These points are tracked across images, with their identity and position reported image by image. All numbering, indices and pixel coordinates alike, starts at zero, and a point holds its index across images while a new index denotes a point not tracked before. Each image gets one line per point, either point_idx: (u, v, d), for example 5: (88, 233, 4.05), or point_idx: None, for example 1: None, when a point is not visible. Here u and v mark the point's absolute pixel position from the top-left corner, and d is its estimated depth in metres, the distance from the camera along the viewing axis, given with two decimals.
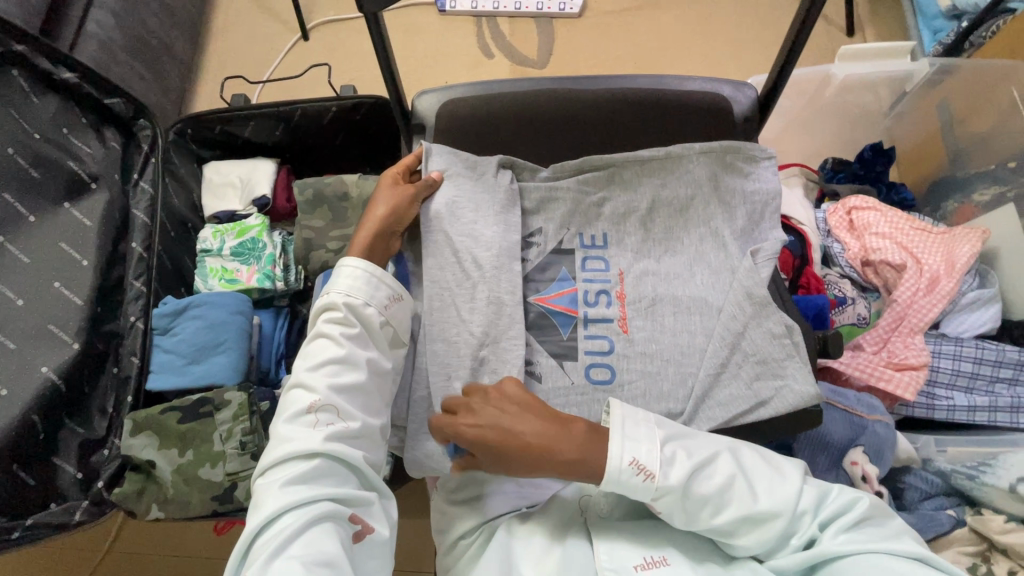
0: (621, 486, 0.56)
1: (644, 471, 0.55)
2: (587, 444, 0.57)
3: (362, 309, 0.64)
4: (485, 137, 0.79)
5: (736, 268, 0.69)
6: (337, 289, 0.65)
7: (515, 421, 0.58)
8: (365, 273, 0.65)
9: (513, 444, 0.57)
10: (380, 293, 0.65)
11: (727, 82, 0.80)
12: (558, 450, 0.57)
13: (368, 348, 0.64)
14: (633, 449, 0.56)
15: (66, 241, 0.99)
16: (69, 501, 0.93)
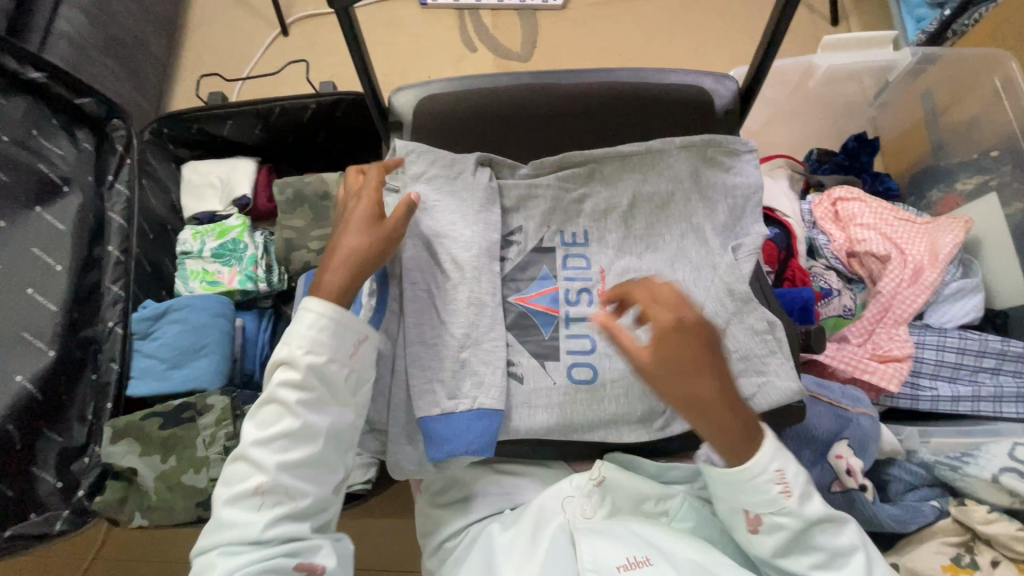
0: (749, 491, 0.56)
1: (784, 485, 0.56)
2: (739, 430, 0.52)
3: (323, 368, 0.59)
4: (464, 134, 0.78)
5: (718, 264, 0.69)
6: (296, 345, 0.59)
7: (711, 367, 0.49)
8: (330, 321, 0.59)
9: (694, 387, 0.49)
10: (344, 351, 0.60)
11: (708, 75, 0.79)
12: (716, 415, 0.51)
13: (326, 413, 0.60)
14: (786, 462, 0.56)
15: (38, 246, 0.96)
16: (48, 511, 0.91)
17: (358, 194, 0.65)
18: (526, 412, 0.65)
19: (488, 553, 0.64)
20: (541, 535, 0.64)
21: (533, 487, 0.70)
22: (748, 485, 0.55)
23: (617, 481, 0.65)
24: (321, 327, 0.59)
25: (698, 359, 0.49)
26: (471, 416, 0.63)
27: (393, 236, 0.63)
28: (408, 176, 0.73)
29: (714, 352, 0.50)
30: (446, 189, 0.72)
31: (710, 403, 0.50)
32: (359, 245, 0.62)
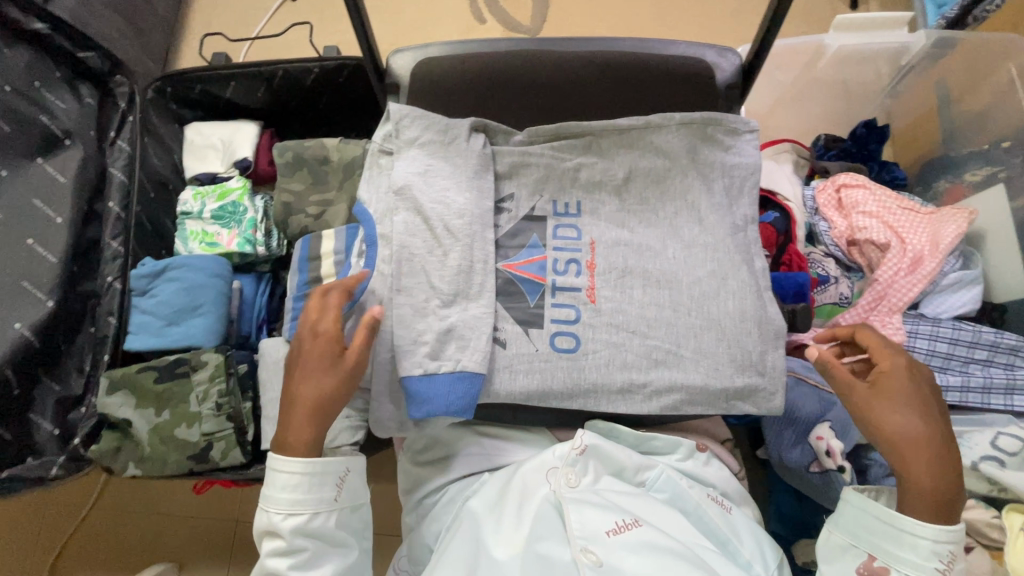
0: (907, 549, 0.57)
1: (946, 567, 0.56)
2: (943, 490, 0.57)
3: (307, 524, 0.62)
4: (460, 99, 0.77)
5: (711, 240, 0.67)
6: (276, 507, 0.62)
7: (925, 412, 0.60)
8: (306, 479, 0.62)
9: (905, 415, 0.59)
10: (325, 491, 0.64)
11: (711, 47, 0.77)
12: (920, 458, 0.58)
13: (322, 562, 0.63)
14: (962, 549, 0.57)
15: (39, 197, 0.97)
16: (45, 456, 0.93)
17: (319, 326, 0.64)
18: (507, 377, 0.65)
19: (473, 521, 0.64)
20: (526, 505, 0.65)
21: (513, 452, 0.71)
22: (909, 542, 0.57)
23: (599, 449, 0.67)
24: (300, 486, 0.62)
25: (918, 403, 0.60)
26: (453, 377, 0.63)
27: (357, 364, 0.63)
28: (402, 140, 0.72)
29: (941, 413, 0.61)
30: (439, 154, 0.71)
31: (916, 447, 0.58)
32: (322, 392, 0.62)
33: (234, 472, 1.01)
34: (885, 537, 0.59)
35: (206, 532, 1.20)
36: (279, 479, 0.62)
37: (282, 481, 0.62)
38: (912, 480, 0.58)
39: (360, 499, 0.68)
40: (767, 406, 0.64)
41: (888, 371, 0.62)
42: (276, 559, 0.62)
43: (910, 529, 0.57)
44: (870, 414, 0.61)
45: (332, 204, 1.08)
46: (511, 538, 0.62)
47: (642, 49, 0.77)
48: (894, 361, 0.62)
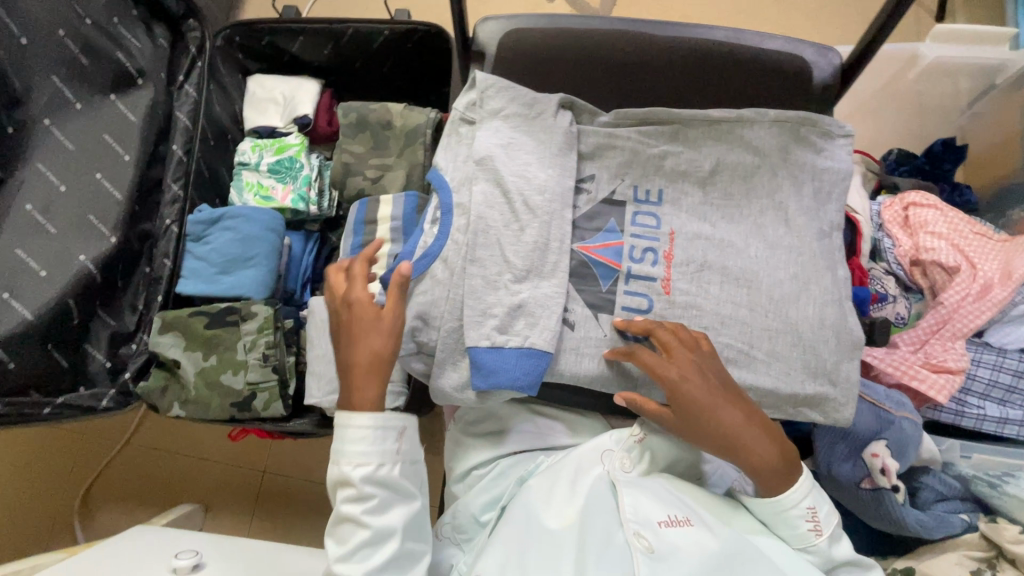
0: (784, 525, 0.61)
1: (815, 524, 0.60)
2: (778, 465, 0.60)
3: (376, 473, 0.62)
4: (547, 74, 0.76)
5: (796, 243, 0.66)
6: (347, 457, 0.62)
7: (719, 400, 0.60)
8: (372, 429, 0.62)
9: (713, 420, 0.60)
10: (390, 445, 0.63)
11: (811, 45, 0.74)
12: (748, 449, 0.60)
13: (393, 510, 0.63)
14: (817, 500, 0.61)
15: (109, 133, 0.97)
16: (96, 388, 0.94)
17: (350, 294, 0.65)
18: (574, 359, 0.65)
19: (527, 497, 0.66)
20: (579, 484, 0.66)
21: (561, 433, 0.73)
22: (784, 520, 0.61)
23: (657, 442, 0.68)
24: (366, 438, 0.62)
25: (721, 399, 0.60)
26: (521, 353, 0.63)
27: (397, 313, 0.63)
28: (486, 110, 0.70)
29: (732, 389, 0.61)
30: (523, 128, 0.70)
31: (737, 440, 0.60)
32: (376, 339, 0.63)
33: (272, 423, 1.01)
34: (765, 525, 0.63)
35: (236, 479, 1.22)
36: (348, 434, 0.62)
37: (351, 433, 0.62)
38: (753, 472, 0.60)
39: (422, 450, 0.67)
40: (835, 416, 0.63)
41: (674, 390, 0.60)
42: (350, 506, 0.62)
43: (772, 512, 0.61)
44: (687, 432, 0.61)
45: (391, 169, 1.07)
46: (563, 511, 0.64)
47: (739, 40, 0.73)
48: (673, 366, 0.60)
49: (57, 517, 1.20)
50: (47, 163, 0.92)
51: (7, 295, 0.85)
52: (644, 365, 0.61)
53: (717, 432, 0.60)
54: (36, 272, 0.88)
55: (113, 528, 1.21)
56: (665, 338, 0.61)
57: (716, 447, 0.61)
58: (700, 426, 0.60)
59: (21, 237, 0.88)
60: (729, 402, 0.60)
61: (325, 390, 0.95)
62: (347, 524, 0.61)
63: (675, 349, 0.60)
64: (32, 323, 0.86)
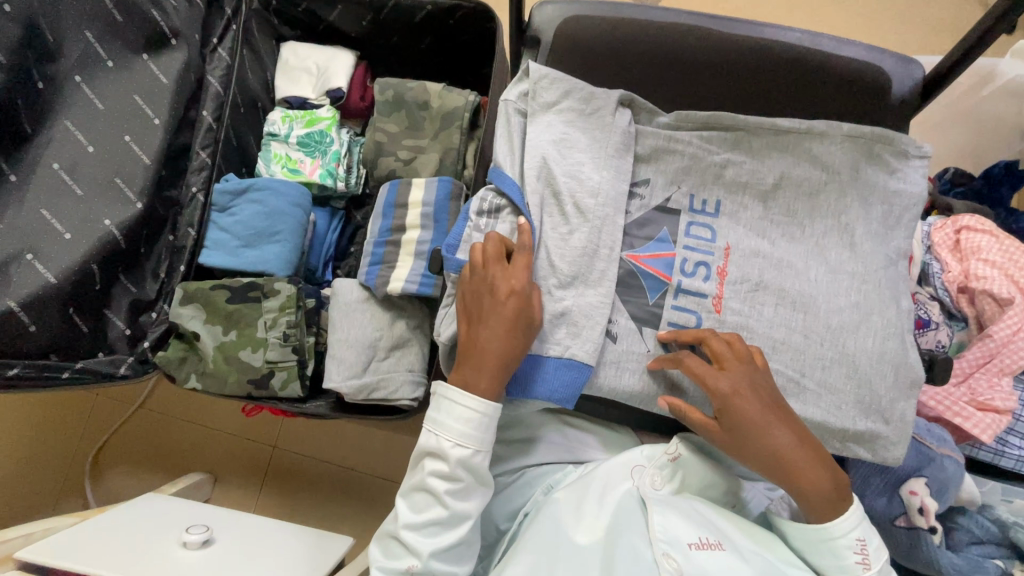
0: (830, 554, 0.59)
1: (863, 557, 0.58)
2: (828, 491, 0.57)
3: (470, 460, 0.60)
4: (603, 67, 0.71)
5: (860, 269, 0.62)
6: (447, 434, 0.59)
7: (773, 419, 0.57)
8: (480, 418, 0.59)
9: (765, 438, 0.56)
10: (489, 435, 0.61)
11: (892, 55, 0.69)
12: (799, 472, 0.57)
13: (472, 496, 0.62)
14: (867, 533, 0.58)
15: (140, 94, 0.94)
16: (115, 354, 0.93)
17: (493, 269, 0.59)
18: (615, 374, 0.62)
19: (553, 506, 0.65)
20: (607, 498, 0.65)
21: (594, 446, 0.71)
22: (830, 547, 0.58)
23: (690, 462, 0.66)
24: (471, 423, 0.59)
25: (774, 417, 0.57)
26: (559, 363, 0.60)
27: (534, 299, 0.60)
28: (539, 103, 0.66)
29: (786, 406, 0.58)
30: (578, 124, 0.66)
31: (789, 462, 0.57)
32: (522, 334, 0.58)
33: (289, 404, 0.99)
34: (810, 553, 0.60)
35: (246, 452, 1.22)
36: (454, 409, 0.59)
37: (458, 412, 0.59)
38: (800, 497, 0.58)
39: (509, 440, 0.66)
40: (884, 455, 0.60)
41: (724, 404, 0.57)
42: (436, 481, 0.60)
43: (819, 540, 0.59)
44: (733, 448, 0.58)
45: (424, 152, 1.03)
46: (592, 523, 0.63)
47: (815, 46, 0.69)
48: (724, 380, 0.57)
49: (67, 475, 1.21)
50: (76, 120, 0.88)
51: (31, 256, 0.82)
52: (693, 374, 0.57)
53: (768, 451, 0.57)
54: (60, 234, 0.85)
55: (123, 489, 1.21)
56: (716, 347, 0.58)
57: (764, 466, 0.58)
58: (750, 443, 0.57)
59: (47, 197, 0.85)
60: (784, 422, 0.57)
61: (345, 375, 0.90)
62: (427, 495, 0.60)
63: (727, 360, 0.57)
64: (55, 286, 0.83)
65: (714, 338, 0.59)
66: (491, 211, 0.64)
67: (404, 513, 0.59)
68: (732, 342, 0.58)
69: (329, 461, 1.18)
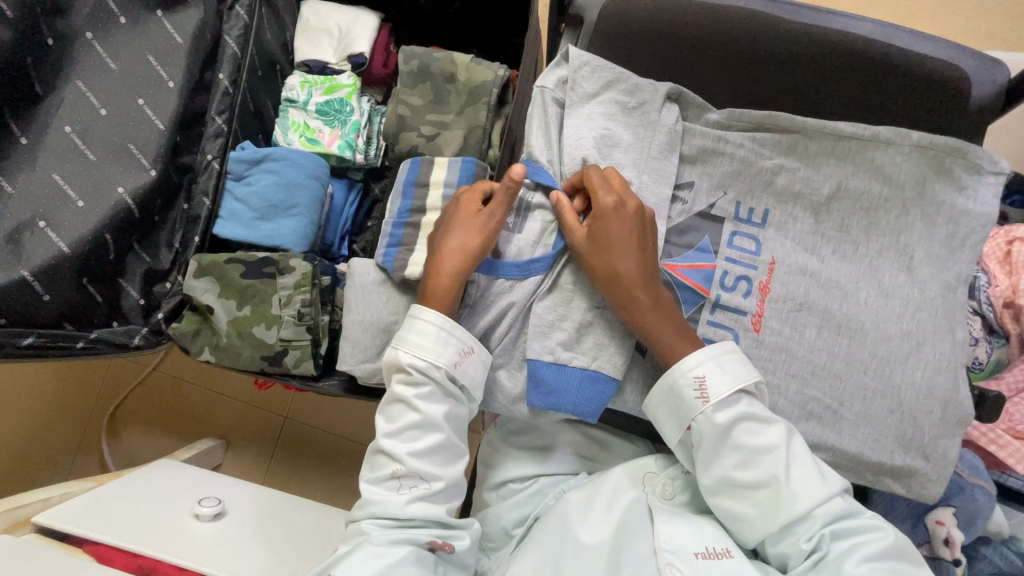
0: (681, 406, 0.56)
1: (702, 393, 0.55)
2: (669, 327, 0.56)
3: (432, 368, 0.58)
4: (649, 57, 0.66)
5: (916, 295, 0.57)
6: (407, 346, 0.59)
7: (635, 244, 0.56)
8: (437, 328, 0.58)
9: (622, 257, 0.56)
10: (451, 345, 0.58)
11: (973, 55, 0.62)
12: (643, 297, 0.56)
13: (443, 403, 0.60)
14: (711, 370, 0.55)
15: (153, 55, 0.88)
16: (129, 325, 0.90)
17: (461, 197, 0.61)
18: (640, 388, 0.61)
19: (564, 509, 0.63)
20: (615, 503, 0.63)
21: (612, 456, 0.70)
22: (678, 393, 0.56)
23: None
24: (430, 332, 0.58)
25: (642, 244, 0.57)
26: (585, 376, 0.58)
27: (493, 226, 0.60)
28: (579, 93, 0.62)
29: (653, 245, 0.58)
30: (619, 119, 0.62)
31: (638, 286, 0.56)
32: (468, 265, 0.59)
33: (302, 381, 0.96)
34: (658, 400, 0.57)
35: (257, 422, 1.22)
36: (413, 321, 0.59)
37: (418, 326, 0.59)
38: (637, 327, 0.56)
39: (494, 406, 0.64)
40: (919, 491, 0.57)
41: (602, 216, 0.56)
42: (403, 389, 0.59)
43: (662, 383, 0.57)
44: (584, 262, 0.57)
45: (447, 129, 0.97)
46: (598, 525, 0.62)
47: (887, 40, 0.62)
48: (609, 199, 0.56)
49: (84, 432, 1.21)
50: (88, 82, 0.84)
51: (43, 223, 0.80)
52: (588, 185, 0.57)
53: (621, 271, 0.56)
54: (73, 202, 0.82)
55: (140, 449, 1.22)
56: (611, 176, 0.58)
57: (611, 288, 0.56)
58: (603, 260, 0.56)
59: (59, 162, 0.81)
60: (643, 257, 0.57)
61: (358, 357, 0.87)
62: (398, 402, 0.59)
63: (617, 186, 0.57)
64: (67, 255, 0.81)
65: (612, 172, 0.59)
66: (519, 211, 0.62)
67: (377, 419, 0.59)
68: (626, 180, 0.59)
69: (340, 434, 1.19)
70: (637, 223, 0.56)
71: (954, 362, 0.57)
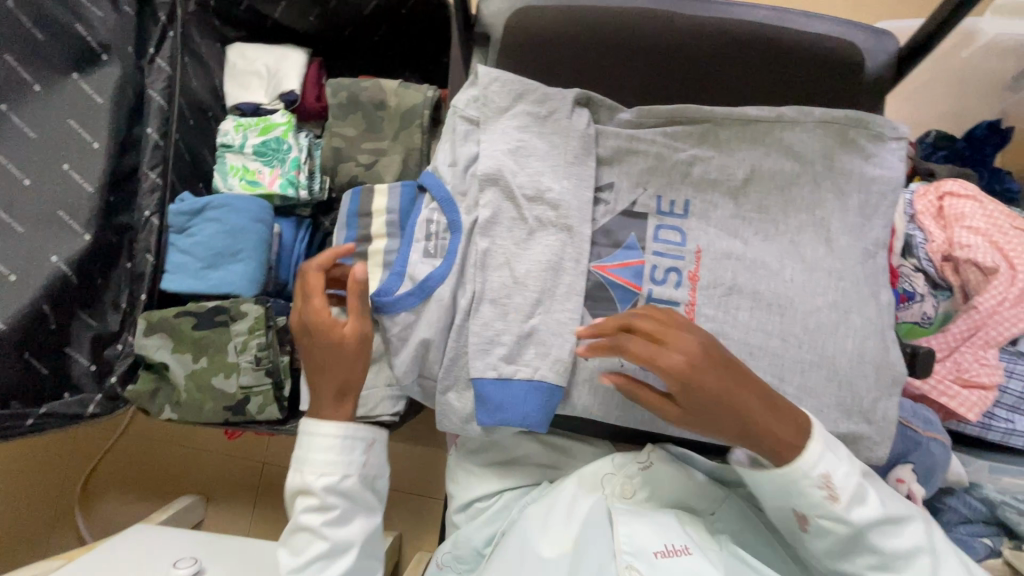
0: (795, 495, 0.56)
1: (829, 490, 0.54)
2: (799, 426, 0.54)
3: (339, 486, 0.63)
4: (558, 65, 0.67)
5: (837, 266, 0.59)
6: (311, 471, 0.63)
7: (729, 379, 0.52)
8: (340, 445, 0.63)
9: (738, 403, 0.52)
10: (355, 462, 0.64)
11: (863, 29, 0.65)
12: (773, 426, 0.53)
13: (351, 520, 0.65)
14: (832, 465, 0.54)
15: (75, 118, 0.86)
16: (82, 393, 0.87)
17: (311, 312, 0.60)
18: (587, 392, 0.60)
19: (523, 526, 0.63)
20: (576, 510, 0.63)
21: (574, 463, 0.70)
22: (790, 488, 0.55)
23: (662, 471, 0.65)
24: (335, 451, 0.63)
25: (732, 374, 0.52)
26: (530, 387, 0.59)
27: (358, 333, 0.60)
28: (492, 109, 0.63)
29: (738, 365, 0.53)
30: (534, 129, 0.63)
31: (760, 415, 0.53)
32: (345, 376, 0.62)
33: (269, 426, 0.94)
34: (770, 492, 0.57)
35: (234, 473, 1.18)
36: (316, 445, 0.63)
37: (320, 445, 0.64)
38: (759, 442, 0.54)
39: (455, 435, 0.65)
40: (867, 455, 0.59)
41: (685, 381, 0.51)
42: (310, 517, 0.63)
43: (780, 480, 0.55)
44: (694, 426, 0.53)
45: (385, 155, 0.97)
46: (561, 536, 0.61)
47: (783, 23, 0.64)
48: (673, 355, 0.51)
49: (55, 507, 1.16)
50: (9, 154, 0.81)
51: None
52: (637, 357, 0.51)
53: (742, 404, 0.52)
54: (4, 278, 0.79)
55: (116, 516, 1.18)
56: (650, 319, 0.52)
57: (742, 433, 0.53)
58: (706, 414, 0.53)
59: None
60: (731, 375, 0.52)
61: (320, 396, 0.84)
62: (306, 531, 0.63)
63: (674, 334, 0.51)
64: (4, 332, 0.77)
65: (631, 319, 0.53)
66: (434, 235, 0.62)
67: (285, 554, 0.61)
68: (636, 320, 0.53)
69: None
70: (710, 358, 0.51)
71: (883, 326, 0.59)
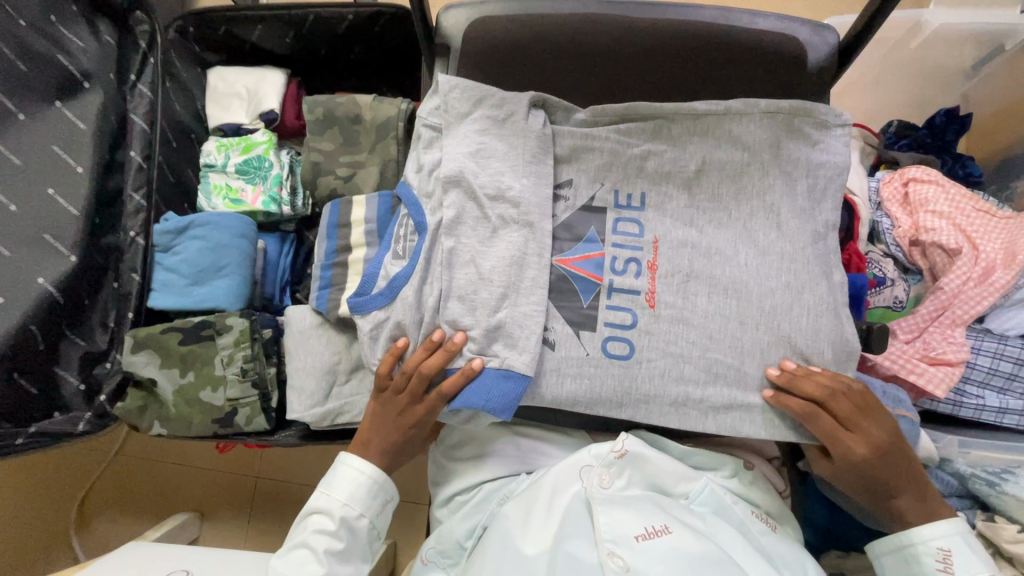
0: (911, 561, 0.62)
1: (946, 565, 0.60)
2: (932, 504, 0.63)
3: (355, 522, 0.68)
4: (515, 71, 0.70)
5: (788, 249, 0.61)
6: (337, 494, 0.68)
7: (885, 459, 0.61)
8: (369, 483, 0.68)
9: (880, 476, 0.61)
10: (375, 505, 0.69)
11: (806, 23, 0.68)
12: (912, 499, 0.62)
13: (348, 561, 0.67)
14: (956, 545, 0.60)
15: (59, 144, 0.88)
16: (72, 411, 0.88)
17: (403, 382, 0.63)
18: (555, 381, 0.61)
19: (503, 521, 0.64)
20: (556, 503, 0.64)
21: (550, 454, 0.71)
22: (909, 555, 0.62)
23: (641, 459, 0.65)
24: (364, 486, 0.68)
25: (889, 454, 0.61)
26: (498, 375, 0.60)
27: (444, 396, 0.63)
28: (452, 114, 0.66)
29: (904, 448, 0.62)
30: (494, 132, 0.65)
31: (904, 488, 0.62)
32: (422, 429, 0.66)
33: (256, 437, 0.95)
34: (890, 561, 0.63)
35: (227, 488, 1.19)
36: (349, 475, 0.68)
37: (351, 477, 0.69)
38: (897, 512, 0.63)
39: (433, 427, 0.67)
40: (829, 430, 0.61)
41: (847, 456, 0.61)
42: (319, 539, 0.66)
43: (899, 544, 0.62)
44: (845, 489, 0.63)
45: (362, 167, 1.00)
46: (540, 535, 0.62)
47: (729, 21, 0.67)
48: (850, 436, 0.60)
49: (51, 529, 1.17)
50: None
51: None
52: (822, 433, 0.61)
53: (886, 479, 0.61)
54: None
55: (110, 536, 1.19)
56: (844, 403, 0.60)
57: (876, 499, 0.63)
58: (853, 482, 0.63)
59: None
60: (892, 459, 0.61)
61: (307, 404, 0.83)
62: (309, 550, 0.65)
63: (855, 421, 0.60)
64: None
65: (836, 397, 0.60)
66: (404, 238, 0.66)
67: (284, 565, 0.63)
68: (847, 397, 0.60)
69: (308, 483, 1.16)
70: (878, 441, 0.61)
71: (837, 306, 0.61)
